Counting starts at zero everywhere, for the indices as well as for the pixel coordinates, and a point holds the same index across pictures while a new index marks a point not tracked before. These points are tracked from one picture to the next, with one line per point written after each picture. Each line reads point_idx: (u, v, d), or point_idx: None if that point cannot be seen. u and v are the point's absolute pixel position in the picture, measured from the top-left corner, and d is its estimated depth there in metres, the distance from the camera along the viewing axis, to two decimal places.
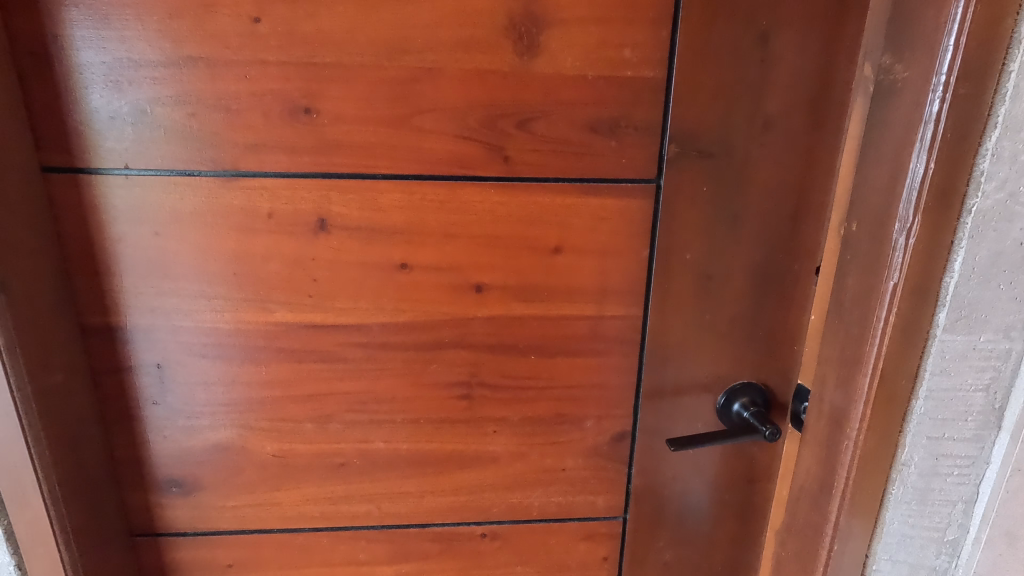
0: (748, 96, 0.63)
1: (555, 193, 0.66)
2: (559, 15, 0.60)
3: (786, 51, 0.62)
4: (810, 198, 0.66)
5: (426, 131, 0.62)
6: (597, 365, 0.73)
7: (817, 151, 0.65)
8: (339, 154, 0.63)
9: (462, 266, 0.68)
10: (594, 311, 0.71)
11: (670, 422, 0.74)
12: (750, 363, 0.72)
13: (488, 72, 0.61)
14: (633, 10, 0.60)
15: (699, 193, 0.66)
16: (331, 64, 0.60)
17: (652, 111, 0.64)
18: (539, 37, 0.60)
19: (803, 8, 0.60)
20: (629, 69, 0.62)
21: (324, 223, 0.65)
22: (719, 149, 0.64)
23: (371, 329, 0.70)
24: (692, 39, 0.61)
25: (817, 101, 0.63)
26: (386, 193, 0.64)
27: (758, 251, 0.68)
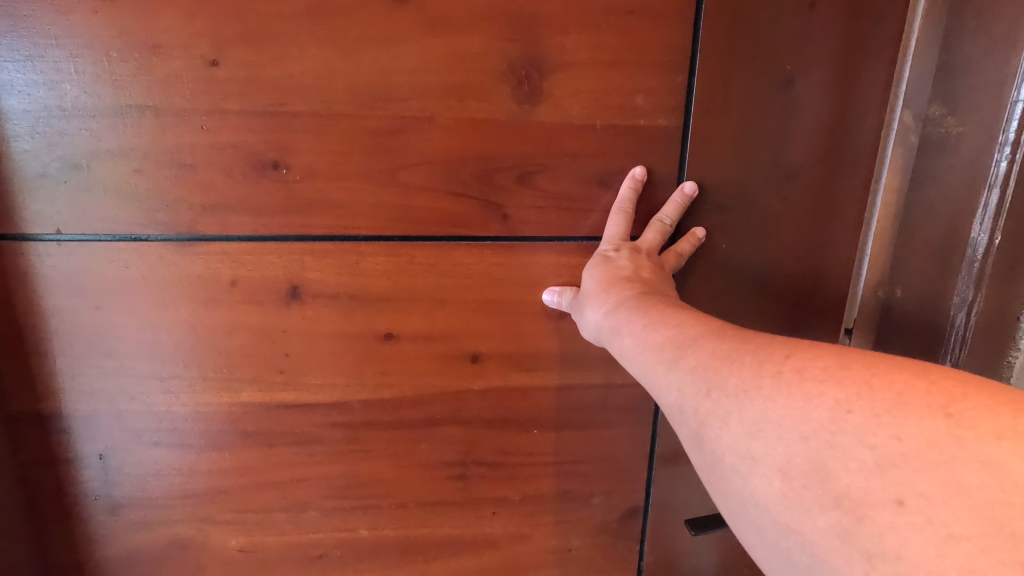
0: (769, 146, 0.57)
1: (560, 254, 0.59)
2: (562, 58, 0.53)
3: (811, 97, 0.56)
4: (837, 254, 0.61)
5: (414, 188, 0.55)
6: (607, 436, 0.66)
7: (845, 206, 0.59)
8: (313, 214, 0.55)
9: (456, 334, 0.60)
10: (603, 379, 0.64)
11: (683, 493, 0.68)
12: None
13: (483, 122, 0.54)
14: (647, 53, 0.54)
15: (716, 251, 0.60)
16: (303, 112, 0.52)
17: (668, 163, 0.57)
18: (542, 83, 0.53)
19: (829, 52, 0.55)
20: (643, 117, 0.55)
21: (297, 290, 0.57)
22: (738, 203, 0.58)
23: (352, 407, 0.61)
24: (710, 85, 0.55)
25: (845, 153, 0.58)
26: (367, 256, 0.56)
27: (781, 312, 0.62)
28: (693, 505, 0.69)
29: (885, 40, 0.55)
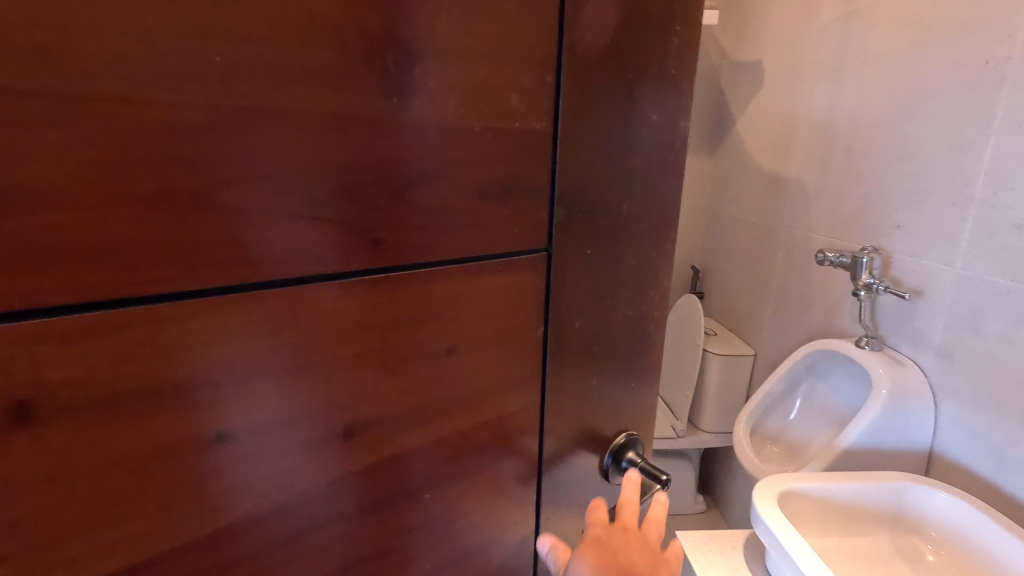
0: (619, 151, 0.59)
1: (444, 281, 0.49)
2: (436, 43, 0.43)
3: (645, 106, 0.61)
4: (664, 247, 0.69)
5: (246, 214, 0.37)
6: (498, 472, 0.60)
7: (668, 205, 0.67)
8: (60, 269, 0.32)
9: (326, 408, 0.44)
10: (493, 411, 0.58)
11: (562, 494, 0.69)
12: (623, 410, 0.74)
13: (345, 117, 0.40)
14: (521, 48, 0.48)
15: (583, 256, 0.60)
16: (17, 88, 0.29)
17: (543, 170, 0.53)
18: (412, 73, 0.42)
19: (655, 68, 0.61)
20: (518, 120, 0.50)
21: (29, 405, 0.32)
22: (597, 207, 0.60)
23: (164, 561, 0.39)
24: (574, 88, 0.53)
25: (667, 156, 0.65)
26: (173, 327, 0.36)
27: (630, 306, 0.68)
28: (569, 502, 0.71)
29: (687, 62, 0.64)
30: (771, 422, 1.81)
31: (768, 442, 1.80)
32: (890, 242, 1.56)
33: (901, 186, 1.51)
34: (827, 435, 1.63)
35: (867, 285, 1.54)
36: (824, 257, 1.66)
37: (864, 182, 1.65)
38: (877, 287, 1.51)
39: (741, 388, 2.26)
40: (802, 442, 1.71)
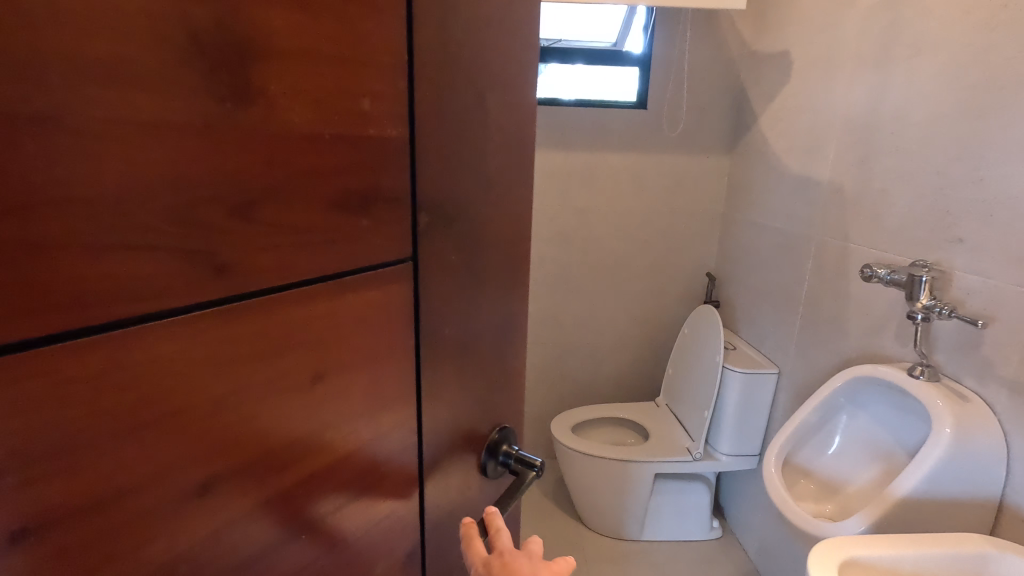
0: (477, 160, 0.64)
1: (297, 306, 0.48)
2: (275, 43, 0.41)
3: (496, 114, 0.66)
4: (520, 248, 0.77)
5: (46, 254, 0.32)
6: (376, 487, 0.61)
7: (521, 206, 0.75)
8: None
9: (168, 462, 0.40)
10: (368, 425, 0.58)
11: (446, 496, 0.72)
12: (497, 402, 0.80)
13: (173, 127, 0.36)
14: (370, 53, 0.49)
15: (450, 261, 0.64)
16: None
17: (401, 176, 0.55)
18: (247, 77, 0.40)
19: (503, 78, 0.66)
20: (370, 126, 0.50)
21: None
22: (459, 214, 0.64)
23: None
24: (426, 96, 0.55)
25: (518, 160, 0.72)
26: None
27: (496, 305, 0.74)
28: (452, 505, 0.74)
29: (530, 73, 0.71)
30: (801, 453, 1.62)
31: (800, 475, 1.61)
32: (948, 257, 1.35)
33: (935, 195, 1.38)
34: (874, 472, 1.46)
35: (924, 309, 1.32)
36: (872, 271, 1.44)
37: (898, 185, 1.50)
38: (939, 310, 1.30)
39: (763, 407, 2.10)
40: (840, 479, 1.53)
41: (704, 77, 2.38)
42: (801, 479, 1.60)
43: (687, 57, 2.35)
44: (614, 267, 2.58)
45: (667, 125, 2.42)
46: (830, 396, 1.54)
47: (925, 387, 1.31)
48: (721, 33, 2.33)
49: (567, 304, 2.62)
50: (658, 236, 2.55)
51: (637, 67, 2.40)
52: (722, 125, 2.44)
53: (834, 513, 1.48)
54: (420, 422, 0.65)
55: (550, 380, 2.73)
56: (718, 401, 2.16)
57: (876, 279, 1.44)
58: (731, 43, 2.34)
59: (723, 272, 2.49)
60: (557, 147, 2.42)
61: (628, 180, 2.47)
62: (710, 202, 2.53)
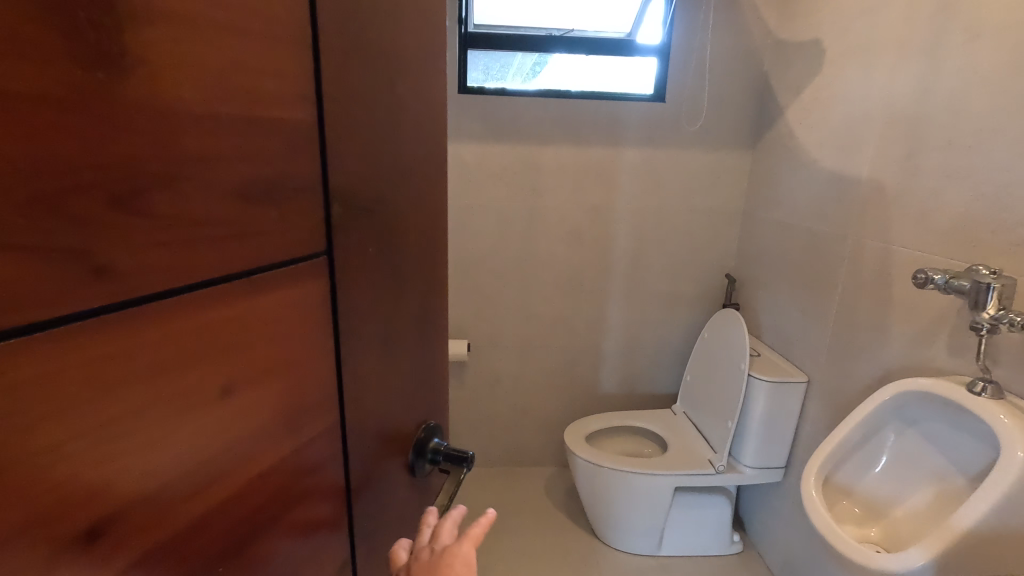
0: (384, 152, 0.68)
1: (206, 303, 0.45)
2: (158, 11, 0.38)
3: (399, 108, 0.70)
4: (426, 239, 0.83)
5: None
6: (297, 481, 0.61)
7: (425, 199, 0.81)
8: None
9: (55, 493, 0.35)
10: (285, 421, 0.57)
11: (371, 488, 0.76)
12: (415, 383, 0.86)
13: (35, 102, 0.32)
14: (269, 36, 0.49)
15: (363, 250, 0.67)
16: None
17: (314, 163, 0.56)
18: (124, 46, 0.36)
19: (404, 76, 0.71)
20: (278, 109, 0.51)
21: None
22: (371, 204, 0.67)
23: None
24: (332, 86, 0.57)
25: (419, 160, 0.78)
26: None
27: (410, 291, 0.80)
28: (377, 496, 0.78)
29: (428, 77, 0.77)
30: (843, 471, 1.49)
31: (841, 494, 1.49)
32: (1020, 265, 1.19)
33: (999, 197, 1.24)
34: (925, 495, 1.34)
35: (991, 322, 1.17)
36: (927, 276, 1.27)
37: (952, 184, 1.36)
38: (1008, 323, 1.14)
39: (790, 416, 1.97)
40: (886, 500, 1.41)
41: (726, 69, 2.25)
42: (843, 499, 1.48)
43: (710, 46, 2.22)
44: (631, 269, 2.47)
45: (687, 120, 2.30)
46: (875, 411, 1.41)
47: (988, 407, 1.18)
48: (745, 22, 2.20)
49: (581, 307, 2.52)
50: (677, 237, 2.43)
51: (654, 58, 2.28)
52: (745, 119, 2.30)
53: (881, 540, 1.38)
54: (343, 411, 0.67)
55: (562, 386, 2.64)
56: (743, 410, 2.03)
57: (931, 284, 1.28)
58: (755, 33, 2.21)
59: (745, 274, 2.37)
60: (574, 143, 2.31)
61: (645, 178, 2.36)
62: (732, 199, 2.39)
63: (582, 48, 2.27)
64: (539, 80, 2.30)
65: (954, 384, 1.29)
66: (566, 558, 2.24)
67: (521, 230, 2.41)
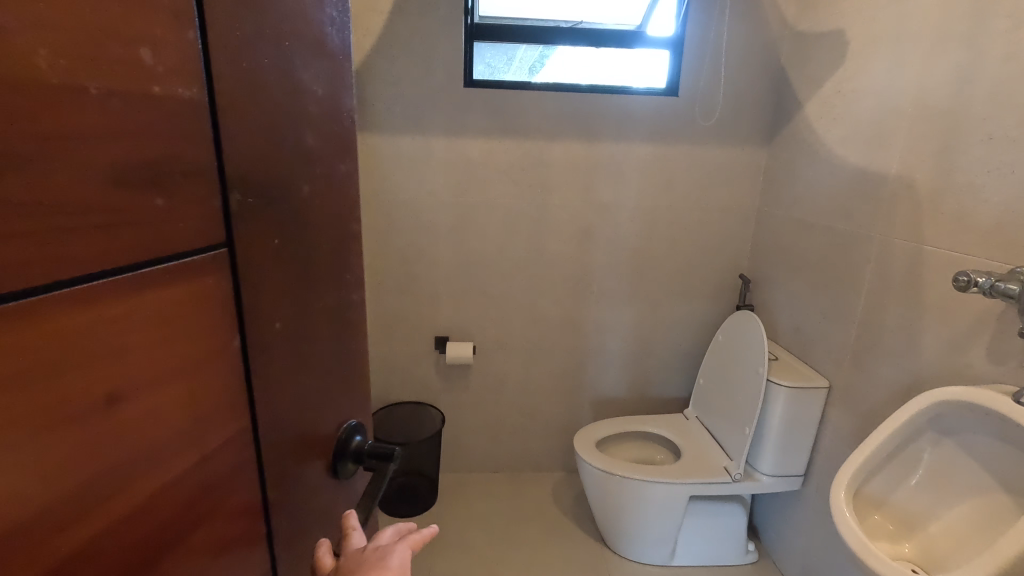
0: (293, 133, 0.60)
1: (78, 310, 0.37)
2: None
3: (307, 82, 0.61)
4: (349, 230, 0.75)
5: None
6: (214, 513, 0.52)
7: (347, 185, 0.73)
8: None
9: None
10: (194, 445, 0.49)
11: (292, 512, 0.67)
12: (341, 392, 0.77)
13: None
14: None
15: (273, 245, 0.58)
16: None
17: (205, 146, 0.47)
18: None
19: (310, 43, 0.61)
20: (156, 83, 0.41)
21: None
22: (279, 192, 0.58)
23: None
24: (225, 55, 0.48)
25: (337, 135, 0.69)
26: None
27: (332, 288, 0.71)
28: (300, 521, 0.69)
29: (340, 49, 0.68)
30: (872, 484, 1.42)
31: (872, 508, 1.42)
32: None
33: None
34: (963, 508, 1.27)
35: None
36: (969, 279, 1.19)
37: (992, 181, 1.28)
38: None
39: (812, 428, 1.90)
40: (920, 514, 1.34)
41: (742, 62, 2.17)
42: (873, 513, 1.41)
43: (725, 38, 2.14)
44: (640, 269, 2.39)
45: (700, 115, 2.22)
46: (910, 421, 1.34)
47: None
48: (761, 13, 2.12)
49: (588, 308, 2.44)
50: (688, 236, 2.35)
51: (665, 51, 2.20)
52: (760, 114, 2.23)
53: (917, 556, 1.31)
54: (257, 428, 0.58)
55: (569, 389, 2.56)
56: (761, 417, 1.96)
57: (973, 288, 1.20)
58: (772, 24, 2.13)
59: (759, 274, 2.29)
60: (583, 139, 2.23)
61: (657, 175, 2.28)
62: (746, 196, 2.32)
63: (589, 40, 2.17)
64: (542, 73, 2.20)
65: (996, 393, 1.22)
66: (562, 564, 2.18)
67: (527, 228, 2.33)
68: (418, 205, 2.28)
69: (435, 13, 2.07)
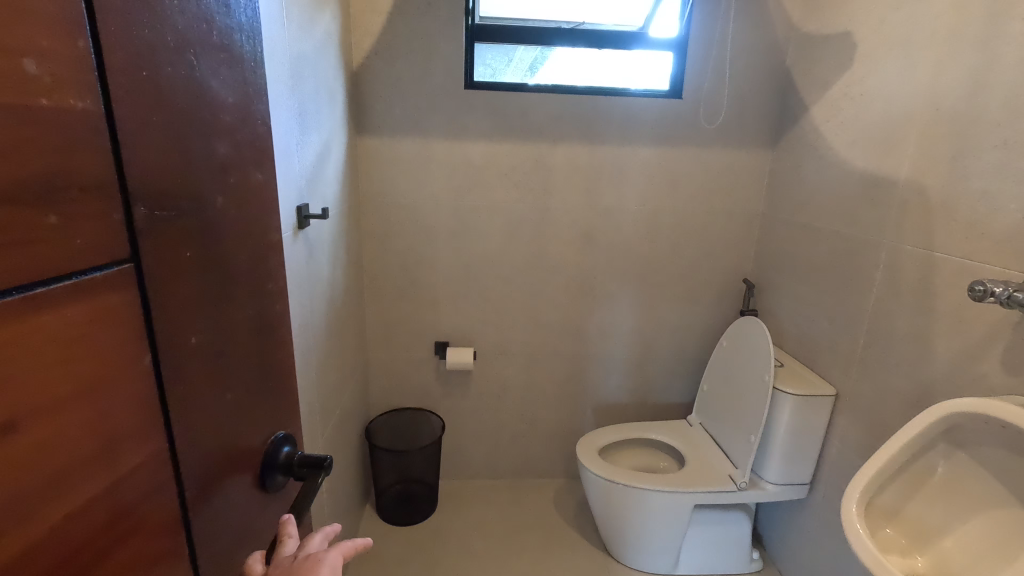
0: (200, 137, 0.53)
1: None
2: None
3: (213, 80, 0.55)
4: (269, 240, 0.69)
5: None
6: (138, 554, 0.46)
7: (264, 192, 0.67)
8: None
9: None
10: (111, 478, 0.43)
11: (226, 544, 0.61)
12: (272, 411, 0.72)
13: None
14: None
15: (186, 261, 0.51)
16: None
17: (102, 159, 0.40)
18: None
19: (215, 40, 0.55)
20: (43, 94, 0.36)
21: None
22: (189, 203, 0.52)
23: None
24: (120, 56, 0.42)
25: (250, 143, 0.63)
26: None
27: (254, 302, 0.65)
28: (234, 537, 0.63)
29: (250, 46, 0.62)
30: (883, 496, 1.40)
31: (884, 520, 1.41)
32: None
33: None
34: (976, 521, 1.26)
35: None
36: (986, 289, 1.18)
37: (1007, 190, 1.27)
38: None
39: (817, 437, 1.89)
40: (933, 527, 1.33)
41: (748, 65, 2.15)
42: (886, 526, 1.40)
43: (730, 40, 2.12)
44: (643, 273, 2.36)
45: (705, 117, 2.20)
46: (920, 434, 1.31)
47: None
48: (767, 15, 2.10)
49: (589, 313, 2.41)
50: (692, 240, 2.33)
51: (669, 52, 2.17)
52: (765, 117, 2.21)
53: (931, 569, 1.30)
54: (179, 465, 0.51)
55: (570, 395, 2.53)
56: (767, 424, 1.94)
57: (990, 298, 1.18)
58: (777, 26, 2.11)
59: (764, 279, 2.27)
60: (586, 141, 2.20)
61: (661, 178, 2.25)
62: (750, 199, 2.30)
63: (589, 41, 2.14)
64: (542, 74, 2.16)
65: (1010, 404, 1.20)
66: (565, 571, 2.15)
67: (529, 232, 2.29)
68: (418, 209, 2.24)
69: (435, 13, 2.02)
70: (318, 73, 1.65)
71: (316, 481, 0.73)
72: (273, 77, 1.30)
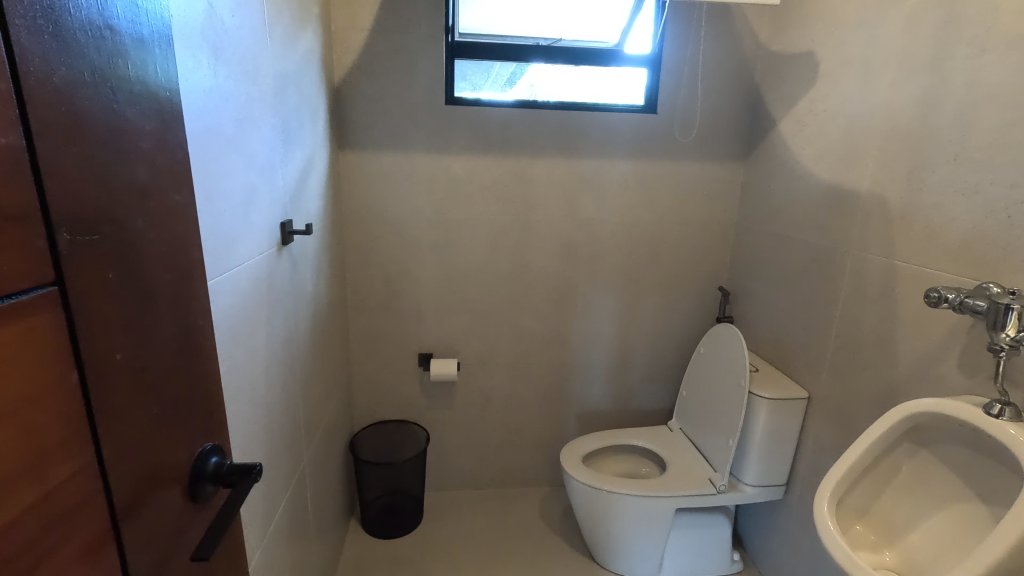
0: (118, 164, 0.55)
1: None
2: None
3: (131, 110, 0.56)
4: (192, 260, 0.70)
5: None
6: (70, 566, 0.47)
7: (187, 212, 0.68)
8: None
9: None
10: (38, 491, 0.44)
11: (159, 555, 0.62)
12: (196, 427, 0.72)
13: None
14: None
15: (105, 281, 0.53)
16: None
17: (24, 190, 0.43)
18: None
19: (136, 73, 0.57)
20: None
21: None
22: (109, 227, 0.53)
23: None
24: (44, 91, 0.44)
25: (169, 168, 0.64)
26: None
27: (177, 318, 0.66)
28: (166, 546, 0.63)
29: (170, 74, 0.64)
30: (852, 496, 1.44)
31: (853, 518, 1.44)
32: None
33: (1010, 213, 1.21)
34: (939, 516, 1.30)
35: (1010, 342, 1.13)
36: (940, 295, 1.23)
37: (958, 199, 1.33)
38: None
39: (790, 438, 1.93)
40: (900, 524, 1.37)
41: (718, 79, 2.22)
42: (855, 524, 1.43)
43: (700, 58, 2.19)
44: (623, 282, 2.41)
45: (678, 130, 2.26)
46: (885, 434, 1.35)
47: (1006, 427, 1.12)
48: (736, 33, 2.17)
49: (572, 322, 2.45)
50: (670, 249, 2.38)
51: (642, 69, 2.23)
52: (735, 130, 2.28)
53: (899, 565, 1.33)
54: (108, 479, 0.52)
55: (553, 404, 2.56)
56: (743, 429, 1.98)
57: (945, 303, 1.23)
58: (746, 43, 2.19)
59: (738, 286, 2.33)
60: (564, 155, 2.25)
61: (638, 189, 2.31)
62: (725, 209, 2.36)
63: (563, 58, 2.20)
64: (519, 88, 2.21)
65: (964, 403, 1.25)
66: None
67: (511, 243, 2.33)
68: (400, 221, 2.27)
69: (416, 31, 2.07)
70: (299, 91, 1.69)
71: (246, 488, 0.75)
72: (256, 96, 1.34)
